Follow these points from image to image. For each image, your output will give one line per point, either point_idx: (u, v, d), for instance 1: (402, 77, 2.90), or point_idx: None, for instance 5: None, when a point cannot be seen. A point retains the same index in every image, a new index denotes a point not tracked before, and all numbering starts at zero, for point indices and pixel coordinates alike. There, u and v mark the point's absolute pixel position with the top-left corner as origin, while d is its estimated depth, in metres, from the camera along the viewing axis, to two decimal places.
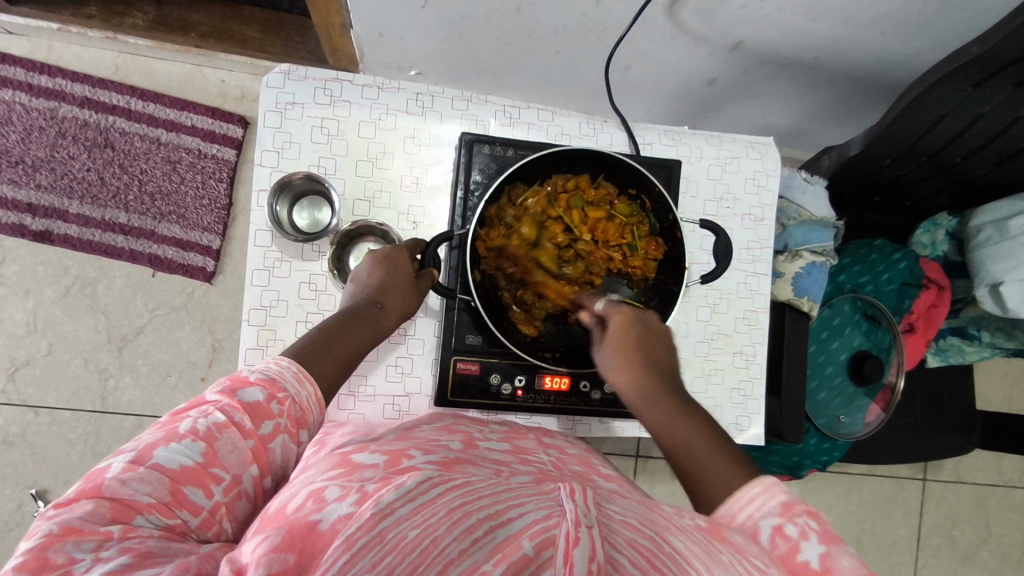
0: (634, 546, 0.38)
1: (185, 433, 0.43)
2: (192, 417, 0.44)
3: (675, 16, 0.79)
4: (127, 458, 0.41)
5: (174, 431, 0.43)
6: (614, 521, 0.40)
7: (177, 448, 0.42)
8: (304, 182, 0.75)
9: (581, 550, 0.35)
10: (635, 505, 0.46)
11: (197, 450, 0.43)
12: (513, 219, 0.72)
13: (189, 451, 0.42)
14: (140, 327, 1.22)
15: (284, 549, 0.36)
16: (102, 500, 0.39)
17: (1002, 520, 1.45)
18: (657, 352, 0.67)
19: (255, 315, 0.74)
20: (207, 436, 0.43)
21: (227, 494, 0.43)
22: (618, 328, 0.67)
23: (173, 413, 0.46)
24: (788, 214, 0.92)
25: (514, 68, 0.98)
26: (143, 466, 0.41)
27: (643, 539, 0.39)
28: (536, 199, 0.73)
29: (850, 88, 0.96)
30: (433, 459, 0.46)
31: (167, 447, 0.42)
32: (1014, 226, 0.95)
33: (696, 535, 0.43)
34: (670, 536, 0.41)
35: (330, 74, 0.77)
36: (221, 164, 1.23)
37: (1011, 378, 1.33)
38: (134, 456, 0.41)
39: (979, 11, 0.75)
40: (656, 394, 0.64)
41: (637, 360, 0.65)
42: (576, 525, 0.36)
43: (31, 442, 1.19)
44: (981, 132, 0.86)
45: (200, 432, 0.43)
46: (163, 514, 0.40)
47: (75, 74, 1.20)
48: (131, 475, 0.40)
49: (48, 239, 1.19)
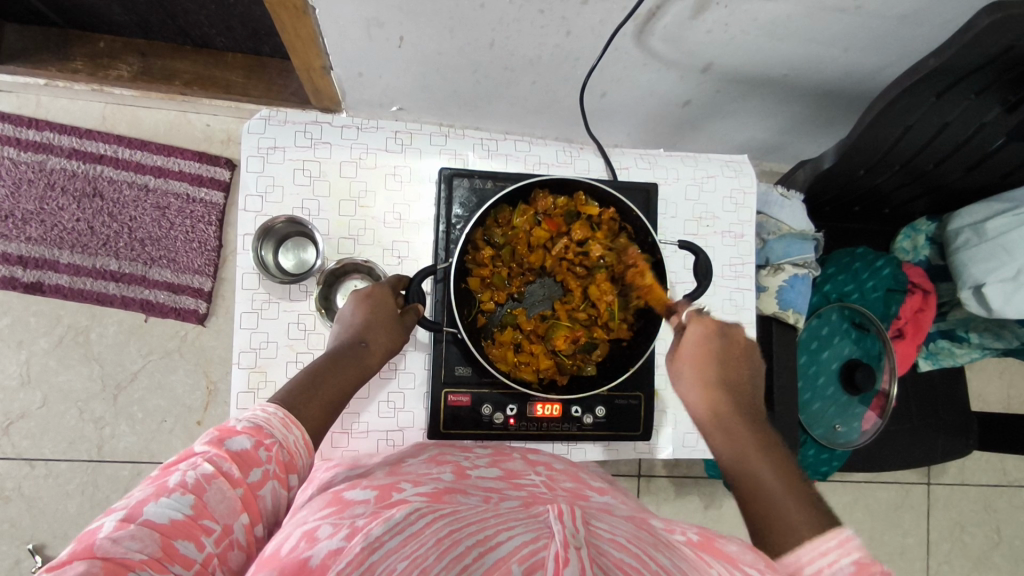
0: (621, 564, 0.38)
1: (174, 487, 0.43)
2: (181, 470, 0.45)
3: (644, 43, 0.81)
4: (118, 518, 0.41)
5: (163, 485, 0.43)
6: (602, 541, 0.40)
7: (167, 501, 0.42)
8: (287, 225, 0.76)
9: (570, 566, 0.34)
10: (623, 522, 0.46)
11: (186, 503, 0.43)
12: (504, 240, 0.74)
13: (179, 504, 0.42)
14: (134, 373, 1.22)
15: None
16: (93, 561, 0.38)
17: (1011, 521, 1.44)
18: (735, 372, 0.69)
19: (246, 358, 0.75)
20: (196, 488, 0.43)
21: (219, 545, 0.43)
22: (695, 345, 0.69)
23: (162, 467, 0.46)
24: (767, 229, 0.94)
25: (493, 101, 1.00)
26: (133, 524, 0.41)
27: (631, 560, 0.38)
28: (524, 219, 0.73)
29: (822, 102, 0.98)
30: (424, 490, 0.47)
31: (157, 503, 0.42)
32: (991, 228, 0.97)
33: (682, 549, 0.43)
34: (657, 553, 0.41)
35: (309, 118, 0.79)
36: (210, 207, 1.25)
37: (1007, 378, 1.33)
38: (125, 514, 0.41)
39: (936, 25, 0.77)
40: (732, 424, 0.64)
41: (713, 383, 0.67)
42: (564, 546, 0.36)
43: (28, 496, 1.18)
44: (950, 139, 0.88)
45: (189, 484, 0.43)
46: (155, 570, 0.39)
47: (62, 126, 1.22)
48: (123, 533, 0.40)
49: (39, 290, 1.19)
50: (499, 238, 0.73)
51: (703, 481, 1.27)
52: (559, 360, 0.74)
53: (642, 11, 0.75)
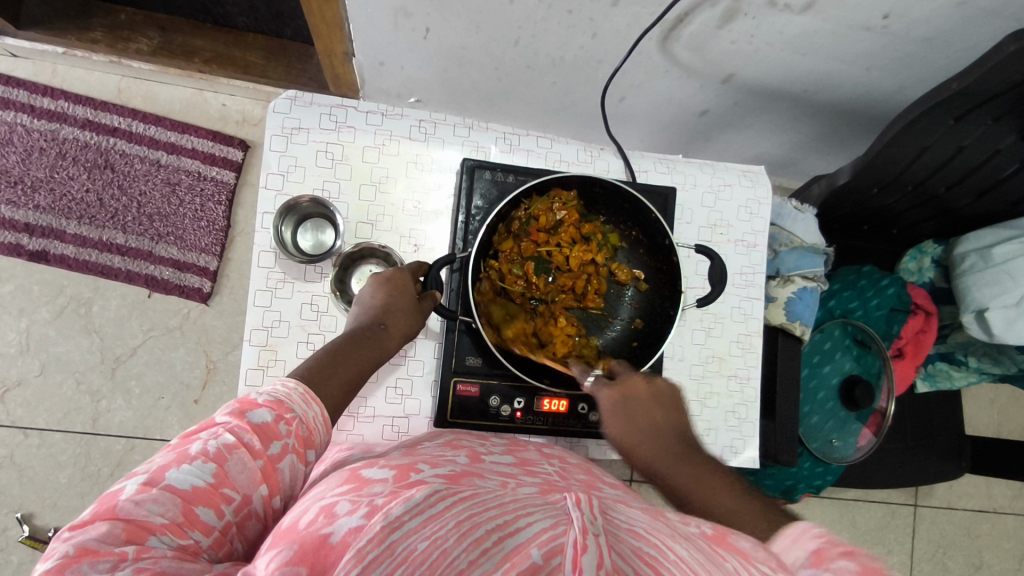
0: (641, 554, 0.38)
1: (196, 455, 0.44)
2: (202, 439, 0.45)
3: (669, 49, 0.82)
4: (139, 481, 0.42)
5: (185, 452, 0.44)
6: (621, 531, 0.41)
7: (189, 469, 0.43)
8: (311, 205, 0.77)
9: (589, 555, 0.34)
10: (639, 514, 0.46)
11: (208, 471, 0.43)
12: (519, 241, 0.75)
13: (201, 471, 0.43)
14: (134, 348, 1.21)
15: (296, 562, 0.35)
16: (116, 522, 0.39)
17: (994, 547, 1.45)
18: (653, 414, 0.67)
19: (257, 336, 0.75)
20: (218, 457, 0.44)
21: (237, 513, 0.44)
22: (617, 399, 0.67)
23: (184, 434, 0.46)
24: (780, 240, 0.96)
25: (511, 98, 1.00)
26: (156, 488, 0.41)
27: (650, 548, 0.39)
28: (541, 220, 0.74)
29: (838, 120, 1.00)
30: (441, 472, 0.47)
31: (179, 468, 0.43)
32: (998, 254, 0.98)
33: (700, 541, 0.43)
34: (675, 544, 0.40)
35: (335, 101, 0.79)
36: (221, 186, 1.25)
37: (998, 406, 1.34)
38: (147, 478, 0.42)
39: (958, 50, 0.78)
40: (669, 453, 0.64)
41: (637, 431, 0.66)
42: (583, 533, 0.35)
43: (19, 465, 1.17)
44: (963, 164, 0.90)
45: (211, 453, 0.44)
46: (175, 535, 0.40)
47: (77, 96, 1.21)
48: (145, 497, 0.41)
49: (44, 259, 1.19)
50: (515, 238, 0.74)
51: None
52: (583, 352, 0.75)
53: (670, 16, 0.75)
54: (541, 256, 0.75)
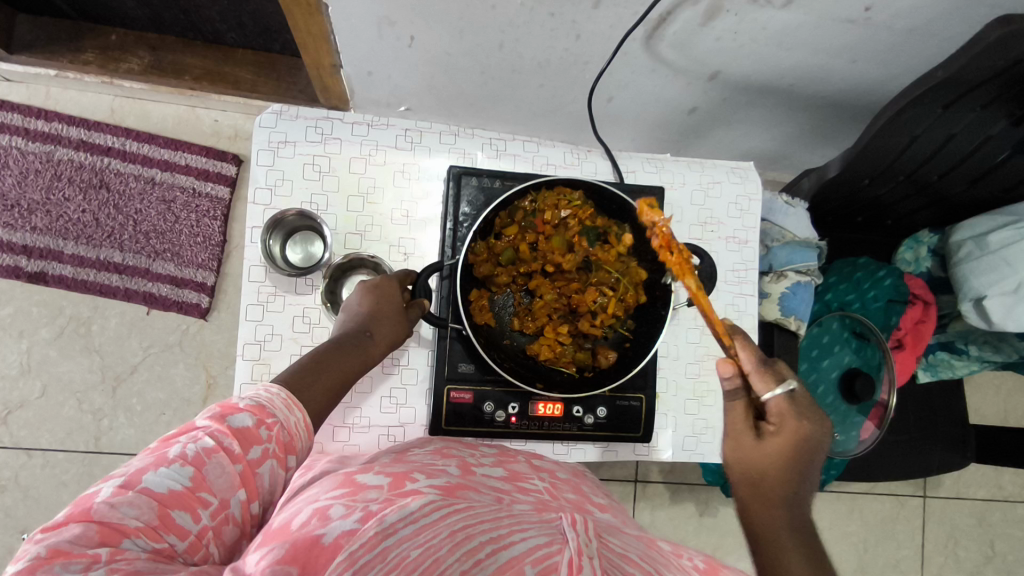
0: None
1: (174, 458, 0.44)
2: (181, 442, 0.45)
3: (653, 48, 0.82)
4: (116, 483, 0.42)
5: (163, 456, 0.44)
6: (615, 557, 0.41)
7: (166, 472, 0.43)
8: (297, 218, 0.77)
9: None
10: (634, 540, 0.46)
11: (186, 475, 0.43)
12: (521, 234, 0.74)
13: (178, 475, 0.43)
14: (134, 366, 1.22)
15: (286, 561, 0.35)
16: (89, 524, 0.39)
17: (1006, 536, 1.43)
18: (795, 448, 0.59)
19: (250, 350, 0.75)
20: (196, 461, 0.44)
21: (214, 518, 0.44)
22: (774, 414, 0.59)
23: (163, 438, 0.46)
24: (771, 236, 0.96)
25: (500, 103, 1.00)
26: (132, 490, 0.41)
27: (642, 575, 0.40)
28: (547, 216, 0.73)
29: (828, 113, 0.99)
30: (437, 483, 0.46)
31: (156, 472, 0.43)
32: (994, 240, 0.97)
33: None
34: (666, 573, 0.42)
35: (321, 113, 0.79)
36: (215, 202, 1.25)
37: (1004, 393, 1.33)
38: (123, 481, 0.42)
39: (945, 38, 0.78)
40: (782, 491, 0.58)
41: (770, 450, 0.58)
42: (579, 554, 0.38)
43: (24, 486, 1.18)
44: (954, 151, 0.90)
45: (189, 457, 0.44)
46: (150, 538, 0.40)
47: (70, 117, 1.22)
48: (121, 499, 0.41)
49: (43, 281, 1.20)
50: (517, 231, 0.74)
51: (699, 487, 1.27)
52: (574, 355, 0.76)
53: (652, 16, 0.75)
54: (541, 250, 0.75)
